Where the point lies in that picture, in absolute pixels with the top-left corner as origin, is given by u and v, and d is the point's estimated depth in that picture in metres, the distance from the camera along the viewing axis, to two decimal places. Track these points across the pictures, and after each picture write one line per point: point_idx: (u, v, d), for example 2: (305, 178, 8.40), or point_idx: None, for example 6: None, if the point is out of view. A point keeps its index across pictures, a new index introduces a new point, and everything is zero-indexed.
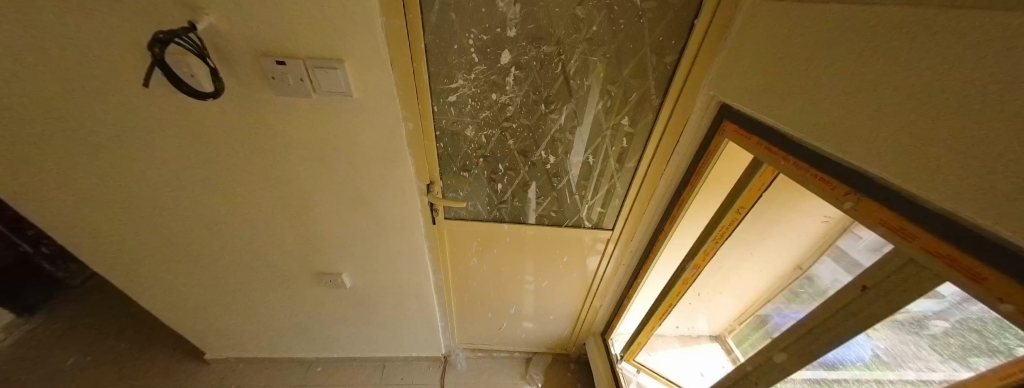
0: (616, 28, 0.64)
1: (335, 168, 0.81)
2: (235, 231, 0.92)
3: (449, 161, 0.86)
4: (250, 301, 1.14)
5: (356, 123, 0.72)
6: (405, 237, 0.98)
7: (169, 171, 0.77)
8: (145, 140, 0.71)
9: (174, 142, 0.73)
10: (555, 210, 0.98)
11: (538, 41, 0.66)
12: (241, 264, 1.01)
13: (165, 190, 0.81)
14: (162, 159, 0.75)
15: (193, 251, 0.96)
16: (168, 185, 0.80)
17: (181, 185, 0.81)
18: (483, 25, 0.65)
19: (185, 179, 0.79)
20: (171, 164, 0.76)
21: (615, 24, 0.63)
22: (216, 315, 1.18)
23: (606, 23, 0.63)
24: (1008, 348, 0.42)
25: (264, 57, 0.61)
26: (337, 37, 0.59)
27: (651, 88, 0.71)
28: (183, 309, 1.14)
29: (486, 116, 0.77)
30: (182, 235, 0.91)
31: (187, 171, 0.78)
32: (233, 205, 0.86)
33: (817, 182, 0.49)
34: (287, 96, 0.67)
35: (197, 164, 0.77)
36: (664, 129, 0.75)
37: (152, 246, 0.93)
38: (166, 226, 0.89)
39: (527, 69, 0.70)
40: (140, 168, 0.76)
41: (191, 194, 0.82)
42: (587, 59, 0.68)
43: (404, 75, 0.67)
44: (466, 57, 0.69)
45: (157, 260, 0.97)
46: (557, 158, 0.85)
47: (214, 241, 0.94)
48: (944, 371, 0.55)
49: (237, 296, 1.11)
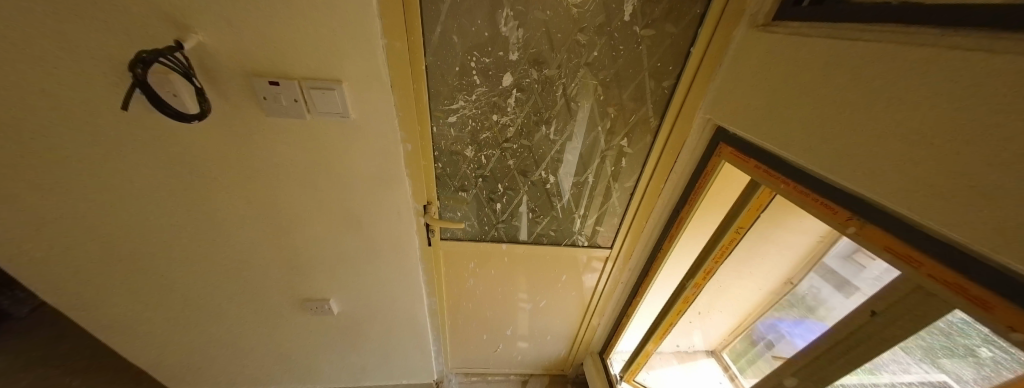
0: (616, 53, 0.65)
1: (327, 190, 0.77)
2: (213, 258, 0.86)
3: (447, 181, 0.84)
4: (226, 332, 1.05)
5: (352, 145, 0.70)
6: (399, 260, 0.94)
7: (143, 196, 0.72)
8: (118, 163, 0.66)
9: (150, 166, 0.68)
10: (553, 229, 0.97)
11: (539, 65, 0.66)
12: (218, 293, 0.94)
13: (136, 216, 0.75)
14: (135, 184, 0.70)
15: (165, 281, 0.88)
16: (140, 210, 0.74)
17: (155, 211, 0.75)
18: (485, 49, 0.65)
19: (161, 205, 0.74)
20: (144, 189, 0.71)
21: (614, 49, 0.65)
22: (189, 350, 1.09)
23: (606, 48, 0.64)
24: (992, 359, 0.46)
25: (256, 77, 0.58)
26: (335, 58, 0.58)
27: (649, 111, 0.73)
28: (147, 345, 1.04)
29: (486, 137, 0.77)
30: (153, 264, 0.84)
31: (163, 196, 0.73)
32: (212, 231, 0.80)
33: (818, 206, 0.50)
34: (279, 117, 0.64)
35: (176, 188, 0.72)
36: (661, 150, 0.77)
37: (116, 277, 0.85)
38: (134, 255, 0.81)
39: (528, 91, 0.70)
40: (109, 194, 0.70)
41: (166, 220, 0.76)
42: (588, 83, 0.69)
43: (403, 96, 0.66)
44: (467, 79, 0.68)
45: (121, 292, 0.88)
46: (557, 178, 0.85)
47: (189, 270, 0.87)
48: (918, 371, 0.60)
49: (213, 329, 1.03)
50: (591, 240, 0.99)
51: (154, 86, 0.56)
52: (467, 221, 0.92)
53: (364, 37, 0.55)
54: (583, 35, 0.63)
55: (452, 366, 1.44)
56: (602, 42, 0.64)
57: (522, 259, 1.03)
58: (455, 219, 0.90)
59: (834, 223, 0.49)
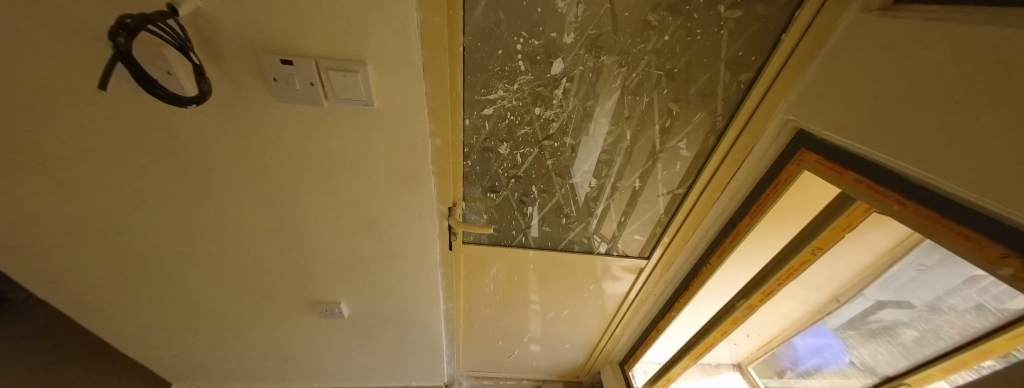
0: (691, 39, 0.55)
1: (343, 188, 0.69)
2: (217, 258, 0.79)
3: (475, 181, 0.76)
4: (227, 330, 0.98)
5: (375, 137, 0.61)
6: (417, 265, 0.87)
7: (137, 187, 0.64)
8: (108, 152, 0.58)
9: (144, 152, 0.59)
10: (588, 237, 0.89)
11: (598, 51, 0.56)
12: (221, 293, 0.87)
13: (132, 208, 0.67)
14: (129, 171, 0.61)
15: (165, 277, 0.81)
16: (135, 204, 0.66)
17: (154, 202, 0.67)
18: (536, 28, 0.54)
19: (159, 195, 0.66)
20: (138, 177, 0.62)
21: (690, 33, 0.54)
22: (192, 345, 1.02)
23: (681, 32, 0.54)
24: None
25: (265, 54, 0.50)
26: (356, 33, 0.48)
27: (717, 108, 0.63)
28: (148, 339, 0.98)
29: (525, 133, 0.68)
30: (149, 261, 0.76)
31: (159, 187, 0.64)
32: (218, 226, 0.73)
33: (938, 227, 0.41)
34: (290, 102, 0.55)
35: (173, 180, 0.64)
36: (722, 155, 0.68)
37: (109, 271, 0.77)
38: (129, 251, 0.74)
39: (580, 81, 0.60)
40: (102, 181, 0.62)
41: (164, 214, 0.69)
42: (653, 74, 0.59)
43: (438, 84, 0.56)
44: (510, 65, 0.59)
45: (116, 287, 0.81)
46: (599, 181, 0.77)
47: (191, 266, 0.79)
48: None
49: (214, 328, 0.96)
50: (625, 248, 0.91)
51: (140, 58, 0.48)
52: (494, 224, 0.85)
53: (392, 8, 0.45)
54: (657, 15, 0.52)
55: (462, 369, 1.38)
56: (677, 24, 0.53)
57: (547, 267, 0.96)
58: (480, 221, 0.83)
59: (984, 260, 0.37)
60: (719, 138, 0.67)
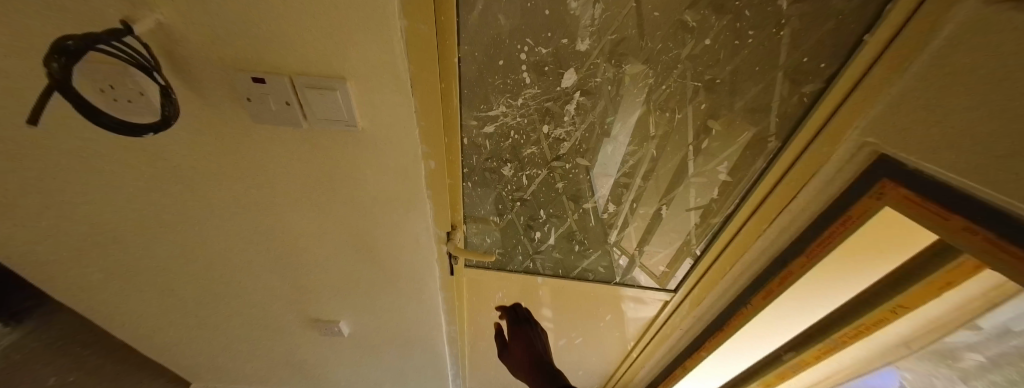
0: (740, 41, 0.43)
1: (332, 210, 0.64)
2: (216, 273, 0.77)
3: (478, 203, 0.69)
4: (235, 338, 0.99)
5: (362, 159, 0.55)
6: (416, 287, 0.81)
7: (128, 206, 0.62)
8: (95, 172, 0.56)
9: (130, 172, 0.56)
10: (605, 265, 0.82)
11: (620, 59, 0.47)
12: (223, 306, 0.86)
13: (128, 226, 0.66)
14: (119, 191, 0.59)
15: (169, 289, 0.81)
16: (130, 221, 0.65)
17: (148, 221, 0.65)
18: (543, 34, 0.45)
19: (152, 214, 0.64)
20: (128, 196, 0.60)
21: (739, 35, 0.43)
22: (205, 348, 1.05)
23: (729, 33, 0.43)
24: None
25: (237, 72, 0.45)
26: (331, 46, 0.41)
27: (769, 125, 0.51)
28: (163, 342, 1.01)
29: (532, 153, 0.60)
30: (152, 273, 0.76)
31: (150, 205, 0.62)
32: (214, 245, 0.71)
33: (948, 226, 0.36)
34: (267, 123, 0.49)
35: (163, 198, 0.61)
36: (771, 181, 0.56)
37: (118, 282, 0.78)
38: (133, 264, 0.74)
39: (596, 95, 0.51)
40: (98, 200, 0.61)
41: (159, 232, 0.67)
42: (689, 86, 0.48)
43: (429, 101, 0.49)
44: (513, 77, 0.50)
45: (126, 296, 0.82)
46: (617, 207, 0.68)
47: (193, 281, 0.79)
48: None
49: (222, 335, 0.97)
50: (646, 279, 0.83)
51: (109, 76, 0.45)
52: (501, 249, 0.78)
53: (367, 15, 0.38)
54: (696, 14, 0.41)
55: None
56: (723, 24, 0.42)
57: (561, 294, 0.89)
58: (483, 245, 0.77)
59: None
60: (772, 161, 0.55)
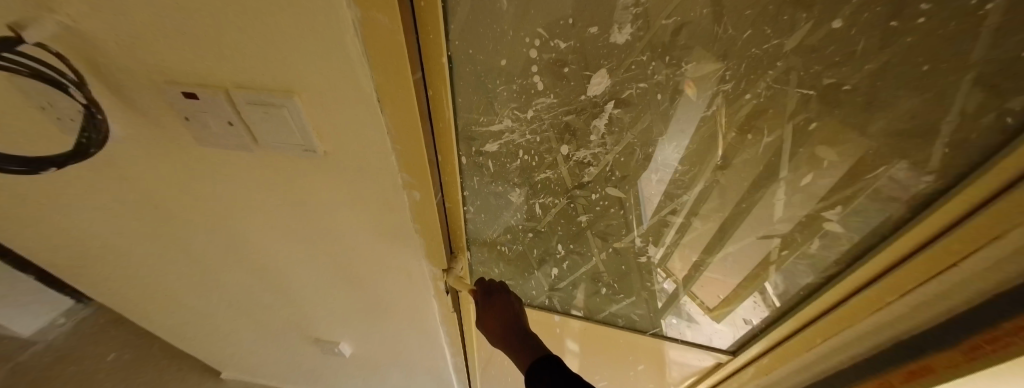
0: (900, 21, 0.25)
1: (312, 238, 0.56)
2: (221, 281, 0.76)
3: (483, 227, 0.65)
4: (248, 339, 1.00)
5: (329, 187, 0.44)
6: (415, 320, 0.72)
7: (125, 217, 0.61)
8: (82, 186, 0.54)
9: (114, 187, 0.54)
10: (640, 313, 0.75)
11: (675, 55, 0.33)
12: (234, 309, 0.86)
13: (131, 235, 0.65)
14: (111, 204, 0.58)
15: (184, 292, 0.82)
16: (132, 230, 0.64)
17: (149, 233, 0.64)
18: (558, 22, 0.32)
19: (147, 225, 0.62)
20: (120, 209, 0.59)
21: (901, 13, 0.24)
22: (224, 345, 1.08)
23: (877, 11, 0.25)
24: None
25: (167, 84, 0.36)
26: (262, 51, 0.30)
27: (932, 157, 0.32)
28: (184, 339, 1.05)
29: (546, 179, 0.51)
30: (166, 277, 0.77)
31: (144, 217, 0.60)
32: (217, 258, 0.69)
33: None
34: (212, 146, 0.40)
35: (153, 212, 0.59)
36: (905, 244, 0.36)
37: (136, 283, 0.80)
38: (147, 268, 0.75)
39: (635, 107, 0.39)
40: (93, 212, 0.60)
41: (160, 241, 0.66)
42: (796, 95, 0.32)
43: (403, 122, 0.35)
44: (520, 82, 0.39)
45: (147, 296, 0.85)
46: (661, 251, 0.59)
47: (202, 286, 0.79)
48: None
49: (238, 335, 0.99)
50: (696, 315, 0.68)
51: (45, 93, 0.39)
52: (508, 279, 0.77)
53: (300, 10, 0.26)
54: None
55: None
56: None
57: (589, 339, 0.83)
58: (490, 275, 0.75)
59: None
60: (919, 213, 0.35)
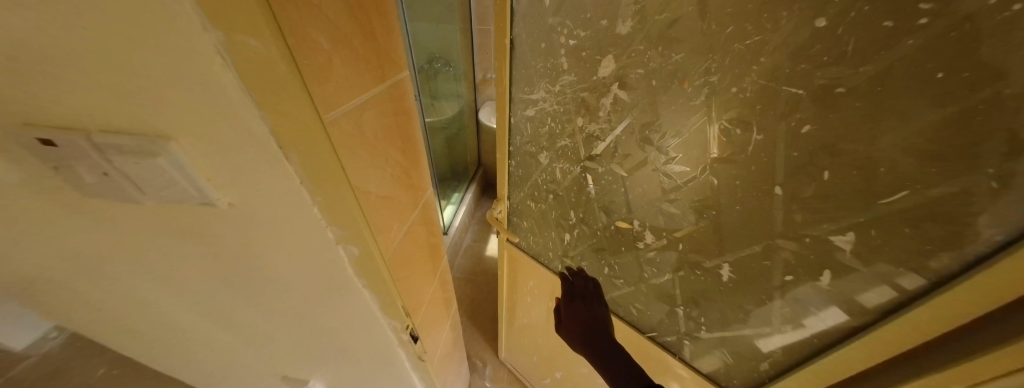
0: (896, 22, 0.28)
1: (251, 291, 0.47)
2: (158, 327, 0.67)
3: (518, 185, 0.82)
4: None
5: (248, 243, 0.35)
6: (386, 363, 0.64)
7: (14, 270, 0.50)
8: None
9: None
10: (638, 305, 0.71)
11: (668, 46, 0.44)
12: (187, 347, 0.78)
13: (35, 287, 0.55)
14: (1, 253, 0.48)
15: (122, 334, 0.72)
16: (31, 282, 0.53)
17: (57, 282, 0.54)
18: (584, 19, 0.51)
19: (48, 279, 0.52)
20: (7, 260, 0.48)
21: (896, 14, 0.28)
22: None
23: (865, 11, 0.29)
24: None
25: (23, 128, 0.28)
26: (130, 81, 0.22)
27: (978, 192, 0.29)
28: None
29: (565, 144, 0.65)
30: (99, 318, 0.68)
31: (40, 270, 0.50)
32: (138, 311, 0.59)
33: None
34: (98, 196, 0.33)
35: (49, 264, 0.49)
36: (961, 311, 0.32)
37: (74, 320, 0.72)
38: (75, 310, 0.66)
39: (638, 90, 0.50)
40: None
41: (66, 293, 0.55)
42: (789, 94, 0.36)
43: (311, 165, 0.27)
44: (553, 61, 0.59)
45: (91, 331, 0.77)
46: (657, 241, 0.59)
47: (128, 337, 0.67)
48: None
49: None
50: None
51: None
52: (531, 232, 0.86)
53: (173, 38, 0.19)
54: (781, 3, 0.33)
55: (505, 355, 1.43)
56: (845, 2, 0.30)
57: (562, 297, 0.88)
58: (521, 225, 0.88)
59: None
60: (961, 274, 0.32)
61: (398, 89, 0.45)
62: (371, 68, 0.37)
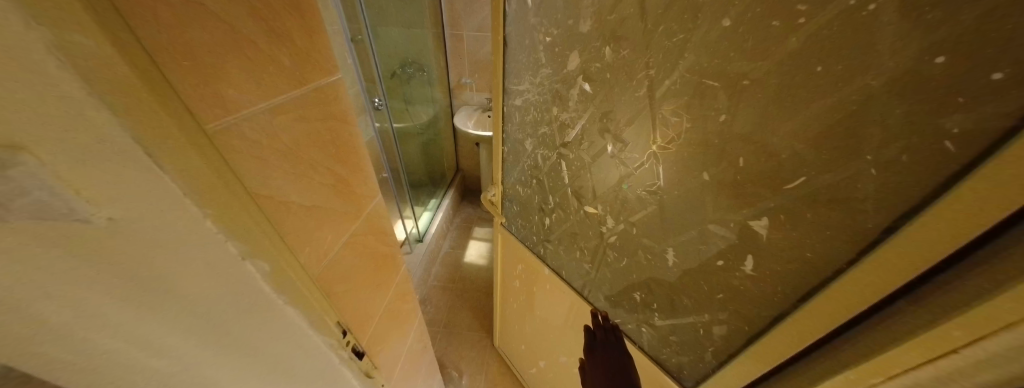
0: (780, 20, 0.30)
1: None
2: None
3: (511, 171, 0.83)
4: None
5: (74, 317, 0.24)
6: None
7: None
8: None
9: None
10: (602, 293, 0.71)
11: (619, 42, 0.45)
12: None
13: None
14: None
15: None
16: None
17: None
18: (557, 18, 0.53)
19: None
20: None
21: (781, 15, 0.30)
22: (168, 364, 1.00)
23: (758, 12, 0.31)
24: None
25: None
26: None
27: (862, 179, 0.31)
28: None
29: (544, 132, 0.66)
30: None
31: None
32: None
33: None
34: None
35: None
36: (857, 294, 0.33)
37: None
38: None
39: (600, 83, 0.50)
40: None
41: None
42: (705, 85, 0.38)
43: (189, 168, 0.28)
44: (534, 55, 0.60)
45: None
46: (616, 225, 0.60)
47: None
48: None
49: None
50: None
51: None
52: (522, 218, 0.86)
53: (11, 55, 0.18)
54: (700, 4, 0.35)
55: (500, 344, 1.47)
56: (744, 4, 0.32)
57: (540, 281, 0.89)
58: (512, 211, 0.89)
59: None
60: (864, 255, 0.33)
61: (325, 93, 0.42)
62: (283, 67, 0.35)
